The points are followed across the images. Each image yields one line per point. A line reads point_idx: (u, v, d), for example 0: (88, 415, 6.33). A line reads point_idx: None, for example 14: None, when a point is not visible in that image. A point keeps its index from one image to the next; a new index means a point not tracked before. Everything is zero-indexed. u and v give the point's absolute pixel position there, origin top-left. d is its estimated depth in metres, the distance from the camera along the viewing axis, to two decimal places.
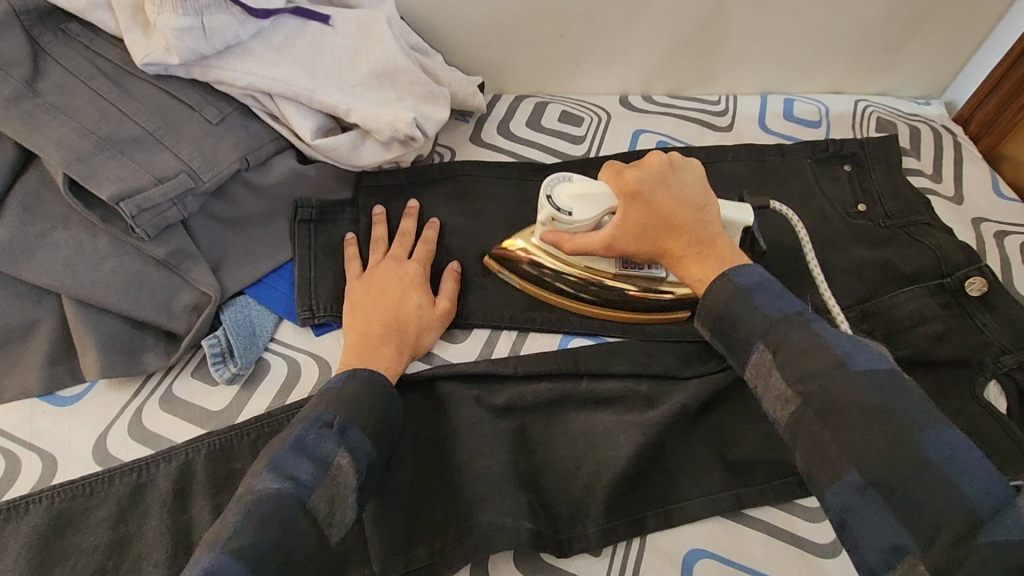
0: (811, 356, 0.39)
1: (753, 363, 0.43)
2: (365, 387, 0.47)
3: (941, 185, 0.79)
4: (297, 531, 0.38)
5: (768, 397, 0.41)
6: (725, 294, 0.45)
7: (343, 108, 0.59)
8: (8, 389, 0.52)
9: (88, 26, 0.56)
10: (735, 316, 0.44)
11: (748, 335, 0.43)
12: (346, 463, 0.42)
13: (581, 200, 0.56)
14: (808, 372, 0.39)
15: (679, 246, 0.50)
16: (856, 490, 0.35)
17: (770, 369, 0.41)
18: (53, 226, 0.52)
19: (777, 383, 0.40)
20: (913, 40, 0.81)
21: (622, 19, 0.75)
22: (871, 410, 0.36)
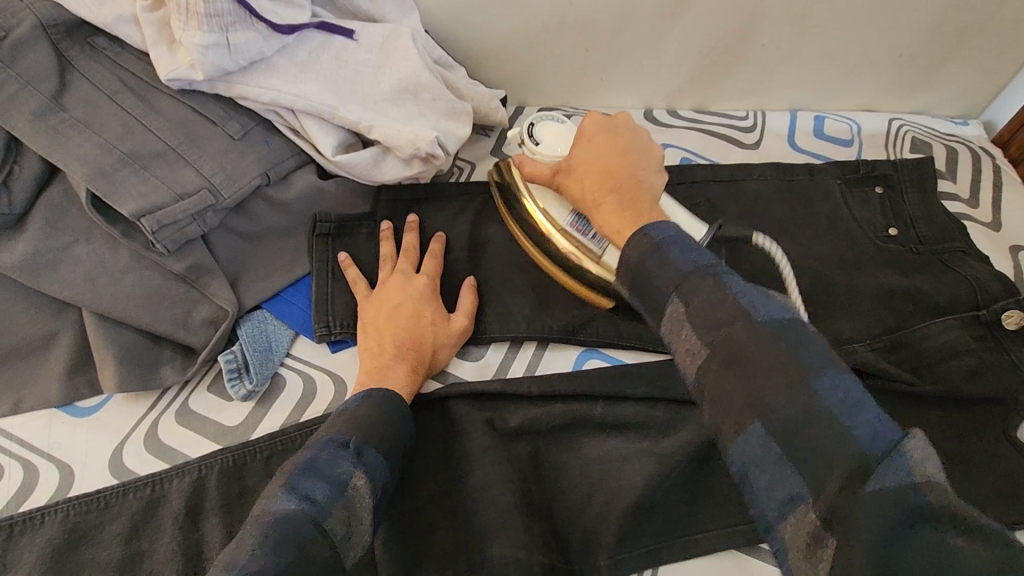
0: (731, 322, 0.35)
1: (668, 317, 0.39)
2: (380, 407, 0.46)
3: (978, 210, 0.76)
4: (316, 556, 0.36)
5: (677, 351, 0.38)
6: (642, 248, 0.41)
7: (365, 124, 0.59)
8: (28, 399, 0.53)
9: (114, 40, 0.56)
10: (647, 270, 0.40)
11: (661, 284, 0.39)
12: (362, 483, 0.41)
13: (555, 137, 0.58)
14: (717, 322, 0.36)
15: (603, 190, 0.48)
16: (759, 442, 0.33)
17: (681, 322, 0.38)
18: (75, 239, 0.52)
19: (691, 337, 0.37)
20: (954, 59, 0.78)
21: (650, 34, 0.73)
22: (773, 357, 0.33)
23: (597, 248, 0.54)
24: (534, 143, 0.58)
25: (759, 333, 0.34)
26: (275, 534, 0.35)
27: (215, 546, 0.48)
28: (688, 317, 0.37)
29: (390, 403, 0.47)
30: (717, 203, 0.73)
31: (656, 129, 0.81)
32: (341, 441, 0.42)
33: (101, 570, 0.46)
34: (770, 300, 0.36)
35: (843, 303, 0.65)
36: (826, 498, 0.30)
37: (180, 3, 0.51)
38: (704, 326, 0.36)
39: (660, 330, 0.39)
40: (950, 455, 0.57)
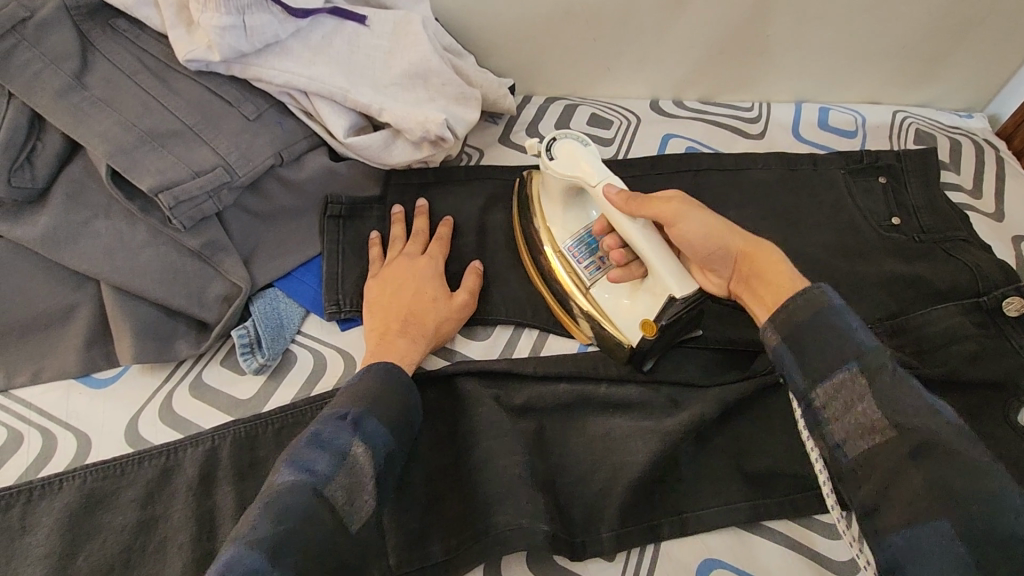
0: (921, 415, 0.38)
1: (834, 381, 0.41)
2: (382, 385, 0.47)
3: (980, 201, 0.77)
4: (317, 522, 0.37)
5: (845, 420, 0.40)
6: (812, 305, 0.43)
7: (376, 107, 0.60)
8: (48, 370, 0.54)
9: (134, 22, 0.58)
10: (819, 332, 0.42)
11: (834, 353, 0.41)
12: (364, 453, 0.43)
13: (572, 162, 0.56)
14: (899, 409, 0.38)
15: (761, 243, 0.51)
16: (944, 536, 0.35)
17: (860, 397, 0.40)
18: (95, 215, 0.54)
19: (866, 412, 0.40)
20: (958, 51, 0.79)
21: (657, 24, 0.74)
22: (966, 462, 0.36)
23: (587, 278, 0.58)
24: (548, 160, 0.57)
25: (938, 431, 0.37)
26: (276, 504, 0.37)
27: (228, 514, 0.49)
28: (867, 395, 0.40)
29: (393, 380, 0.48)
30: (722, 191, 0.74)
31: (662, 119, 0.82)
32: (341, 413, 0.43)
33: (117, 533, 0.48)
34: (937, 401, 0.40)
35: (846, 290, 0.66)
36: None
37: None
38: (884, 405, 0.39)
39: (819, 393, 0.42)
40: None
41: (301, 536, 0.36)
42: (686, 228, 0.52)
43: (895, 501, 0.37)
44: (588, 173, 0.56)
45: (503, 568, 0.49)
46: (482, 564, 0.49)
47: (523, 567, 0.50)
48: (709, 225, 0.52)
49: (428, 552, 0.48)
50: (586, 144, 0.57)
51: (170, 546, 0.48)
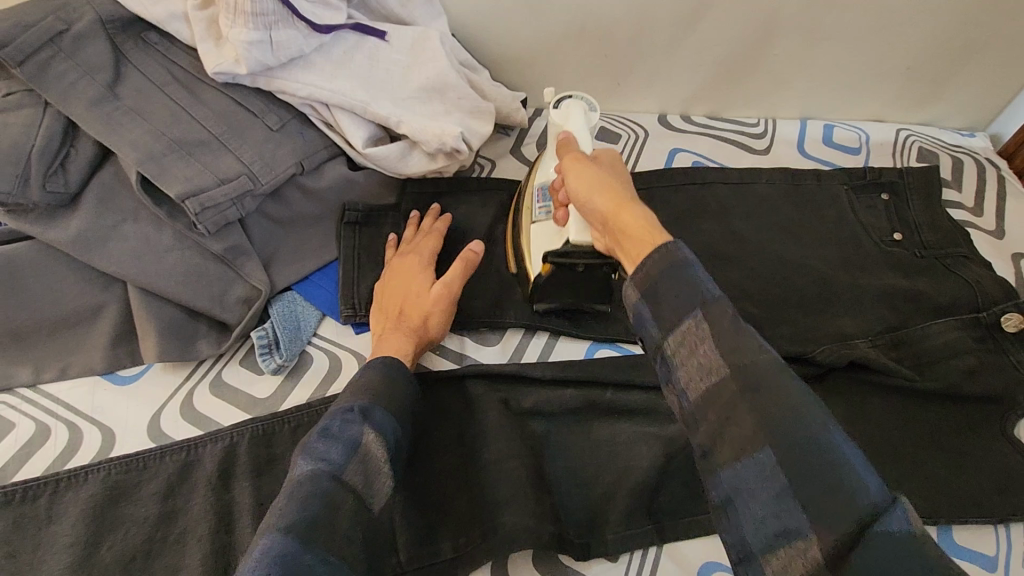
0: (753, 354, 0.35)
1: (681, 330, 0.38)
2: (385, 378, 0.49)
3: (982, 219, 0.78)
4: (339, 508, 0.40)
5: (688, 366, 0.37)
6: (665, 259, 0.39)
7: (394, 119, 0.63)
8: (74, 366, 0.56)
9: (165, 36, 0.60)
10: (667, 285, 0.39)
11: (682, 298, 0.38)
12: (375, 439, 0.44)
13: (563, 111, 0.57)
14: (741, 351, 0.35)
15: (638, 202, 0.46)
16: (764, 468, 0.32)
17: (700, 340, 0.37)
18: (124, 219, 0.56)
19: (708, 356, 0.36)
20: (961, 72, 0.80)
21: (667, 42, 0.77)
22: (784, 401, 0.33)
23: (535, 215, 0.58)
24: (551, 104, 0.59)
25: (769, 372, 0.34)
26: (298, 497, 0.39)
27: (245, 509, 0.51)
28: (709, 339, 0.37)
29: (395, 373, 0.50)
30: (726, 205, 0.76)
31: (669, 133, 0.84)
32: (347, 406, 0.45)
33: (140, 524, 0.50)
34: (777, 344, 0.37)
35: (846, 302, 0.67)
36: (836, 543, 0.29)
37: (229, 2, 0.55)
38: (724, 347, 0.36)
39: (669, 344, 0.38)
40: (949, 450, 0.59)
41: (323, 522, 0.38)
42: (570, 181, 0.50)
43: (728, 442, 0.34)
44: (569, 122, 0.57)
45: (510, 567, 0.51)
46: (489, 562, 0.51)
47: (529, 566, 0.51)
48: (586, 180, 0.49)
49: (437, 550, 0.50)
50: (592, 109, 0.58)
51: (190, 537, 0.49)
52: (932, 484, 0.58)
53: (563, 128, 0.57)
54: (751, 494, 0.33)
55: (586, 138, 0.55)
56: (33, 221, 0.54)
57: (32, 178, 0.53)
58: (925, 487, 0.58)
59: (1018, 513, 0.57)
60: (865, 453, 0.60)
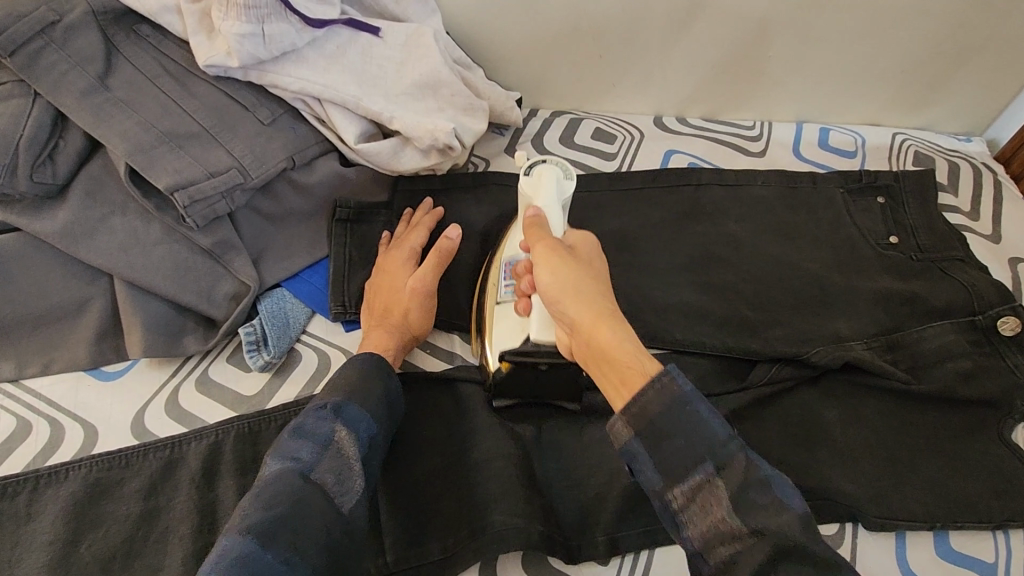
0: (769, 515, 0.36)
1: (692, 484, 0.39)
2: (362, 373, 0.49)
3: (978, 223, 0.78)
4: (306, 507, 0.40)
5: (699, 522, 0.38)
6: (662, 400, 0.40)
7: (386, 115, 0.62)
8: (58, 362, 0.55)
9: (157, 28, 0.60)
10: (673, 425, 0.40)
11: (690, 454, 0.39)
12: (347, 436, 0.44)
13: (531, 187, 0.53)
14: (756, 505, 0.37)
15: (617, 314, 0.45)
16: None
17: (715, 499, 0.38)
18: (112, 212, 0.55)
19: (722, 517, 0.37)
20: (957, 76, 0.80)
21: (663, 42, 0.76)
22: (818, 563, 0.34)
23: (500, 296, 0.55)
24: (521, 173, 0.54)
25: (792, 529, 0.36)
26: (264, 496, 0.40)
27: (229, 509, 0.50)
28: (723, 499, 0.38)
29: (376, 369, 0.49)
30: (721, 206, 0.75)
31: (665, 135, 0.83)
32: (320, 404, 0.45)
33: (121, 523, 0.49)
34: (780, 480, 0.39)
35: (841, 304, 0.67)
36: None
37: None
38: (740, 509, 0.37)
39: (676, 494, 0.40)
40: (946, 454, 0.59)
41: (287, 521, 0.39)
42: (543, 279, 0.47)
43: None
44: (540, 196, 0.52)
45: (499, 568, 0.50)
46: (478, 564, 0.50)
47: (518, 568, 0.50)
48: (560, 279, 0.46)
49: (425, 550, 0.49)
50: (565, 179, 0.53)
51: (172, 537, 0.48)
52: (928, 489, 0.57)
53: (532, 204, 0.53)
54: None
55: (555, 213, 0.51)
56: (20, 213, 0.54)
57: (19, 168, 0.52)
58: (921, 492, 0.57)
59: (1017, 519, 0.56)
60: (860, 457, 0.59)
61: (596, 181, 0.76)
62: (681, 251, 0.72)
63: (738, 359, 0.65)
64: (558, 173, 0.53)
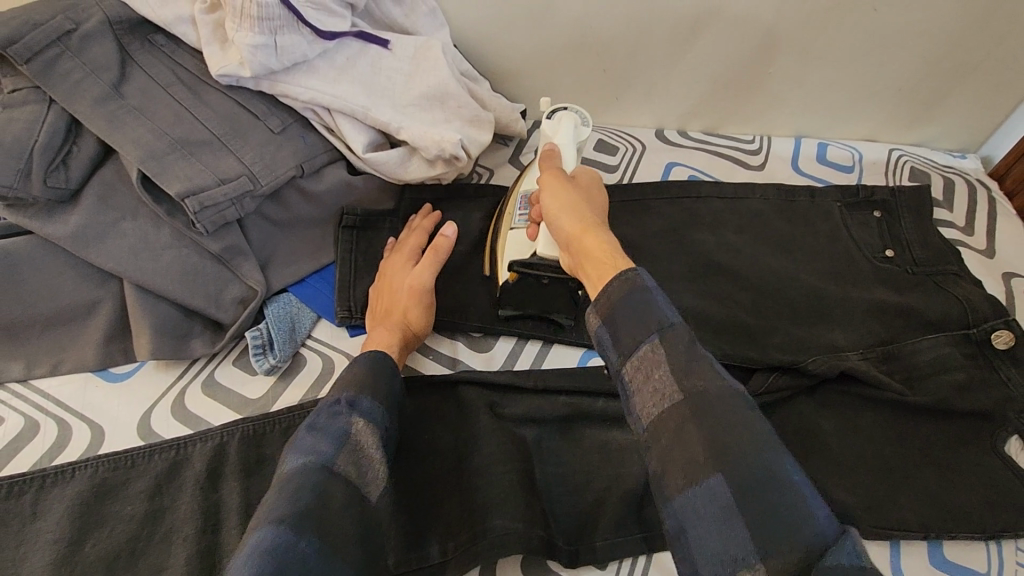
0: (707, 381, 0.37)
1: (638, 355, 0.40)
2: (373, 371, 0.50)
3: (972, 238, 0.79)
4: (331, 499, 0.41)
5: (643, 390, 0.39)
6: (626, 287, 0.42)
7: (394, 125, 0.64)
8: (67, 362, 0.56)
9: (172, 38, 0.61)
10: (626, 308, 0.41)
11: (641, 326, 0.40)
12: (363, 428, 0.46)
13: (552, 127, 0.61)
14: (697, 381, 0.38)
15: (604, 227, 0.49)
16: (713, 491, 0.34)
17: (655, 365, 0.39)
18: (123, 217, 0.56)
19: (664, 381, 0.38)
20: (954, 95, 0.81)
21: (664, 57, 0.78)
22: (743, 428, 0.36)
23: (515, 222, 0.59)
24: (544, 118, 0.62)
25: (719, 395, 0.37)
26: (290, 489, 0.40)
27: (234, 509, 0.50)
28: (664, 364, 0.39)
29: (386, 369, 0.51)
30: (720, 217, 0.77)
31: (665, 147, 0.85)
32: (333, 398, 0.46)
33: (125, 523, 0.49)
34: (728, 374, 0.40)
35: (837, 315, 0.68)
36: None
37: (236, 6, 0.56)
38: (677, 373, 0.38)
39: (627, 369, 0.40)
40: (940, 464, 0.59)
41: (316, 511, 0.40)
42: (544, 197, 0.52)
43: (679, 462, 0.36)
44: (556, 136, 0.60)
45: (498, 571, 0.51)
46: (478, 567, 0.50)
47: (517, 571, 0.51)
48: (558, 197, 0.51)
49: (425, 554, 0.50)
50: (582, 124, 0.60)
51: (176, 537, 0.49)
52: (922, 498, 0.58)
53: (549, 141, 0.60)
54: (698, 519, 0.34)
55: (569, 151, 0.58)
56: (31, 217, 0.54)
57: (33, 172, 0.53)
58: (915, 501, 0.58)
59: (1009, 530, 0.56)
60: (855, 465, 0.60)
61: None
62: (681, 261, 0.73)
63: (736, 368, 0.66)
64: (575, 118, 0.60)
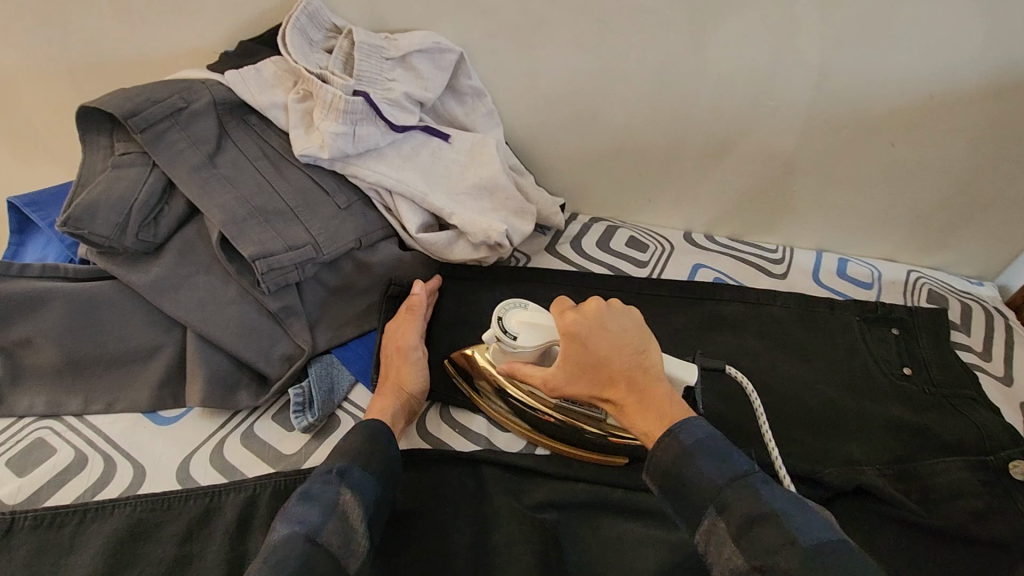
0: (771, 551, 0.41)
1: (704, 528, 0.46)
2: (369, 437, 0.53)
3: (990, 363, 0.81)
4: (314, 566, 0.42)
5: (720, 566, 0.44)
6: (673, 452, 0.48)
7: (448, 211, 0.70)
8: (121, 402, 0.61)
9: (263, 119, 0.69)
10: (683, 475, 0.47)
11: (696, 498, 0.46)
12: (351, 500, 0.48)
13: (535, 331, 0.58)
14: (761, 545, 0.42)
15: (627, 390, 0.52)
16: None
17: (724, 539, 0.44)
18: (197, 271, 0.62)
19: (731, 557, 0.43)
20: (969, 228, 0.86)
21: (695, 169, 0.85)
22: None
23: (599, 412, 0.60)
24: (514, 343, 0.57)
25: (787, 564, 0.40)
26: (275, 557, 0.42)
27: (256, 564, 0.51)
28: (727, 537, 0.44)
29: (381, 434, 0.54)
30: (741, 320, 0.81)
31: (692, 249, 0.91)
32: (326, 468, 0.49)
33: (155, 566, 0.51)
34: (798, 509, 0.44)
35: (851, 428, 0.70)
36: None
37: (326, 100, 0.64)
38: (744, 550, 0.43)
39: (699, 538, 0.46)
40: None
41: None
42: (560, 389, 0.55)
43: None
44: (550, 332, 0.57)
45: None
46: None
47: None
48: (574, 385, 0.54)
49: None
50: (523, 308, 0.60)
51: None
52: None
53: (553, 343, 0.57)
54: None
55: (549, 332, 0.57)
56: (119, 264, 0.60)
57: (129, 227, 0.59)
58: None
59: None
60: None
61: (626, 284, 0.83)
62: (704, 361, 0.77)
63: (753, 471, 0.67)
64: (515, 308, 0.60)
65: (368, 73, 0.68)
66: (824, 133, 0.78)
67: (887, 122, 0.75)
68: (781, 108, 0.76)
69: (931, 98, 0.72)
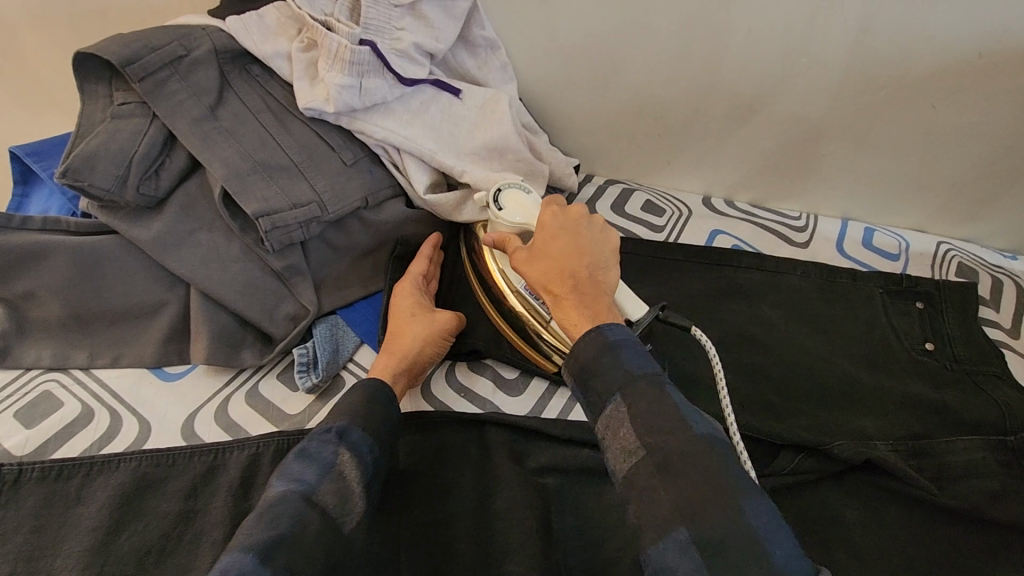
0: (668, 433, 0.40)
1: (606, 414, 0.44)
2: (369, 399, 0.52)
3: (1017, 341, 0.77)
4: (310, 525, 0.42)
5: (613, 447, 0.43)
6: (596, 345, 0.46)
7: (457, 169, 0.67)
8: (127, 356, 0.61)
9: (267, 70, 0.66)
10: (598, 366, 0.45)
11: (609, 386, 0.44)
12: (350, 459, 0.47)
13: (525, 212, 0.60)
14: (656, 428, 0.41)
15: (567, 281, 0.50)
16: (679, 546, 0.36)
17: (622, 421, 0.43)
18: (200, 228, 0.60)
19: (626, 437, 0.42)
20: (1008, 197, 0.80)
21: (717, 131, 0.81)
22: (716, 483, 0.38)
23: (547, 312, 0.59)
24: (497, 210, 0.60)
25: (684, 446, 0.40)
26: (268, 513, 0.42)
27: None
28: (626, 420, 0.43)
29: (384, 395, 0.53)
30: (759, 289, 0.78)
31: (710, 215, 0.87)
32: (325, 428, 0.48)
33: (160, 520, 0.51)
34: (699, 415, 0.42)
35: (867, 403, 0.67)
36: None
37: (331, 50, 0.61)
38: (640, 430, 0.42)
39: (601, 426, 0.44)
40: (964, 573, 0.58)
41: (292, 538, 0.40)
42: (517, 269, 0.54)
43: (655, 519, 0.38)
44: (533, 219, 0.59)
45: None
46: None
47: None
48: (528, 259, 0.53)
49: None
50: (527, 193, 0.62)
51: (203, 540, 0.50)
52: None
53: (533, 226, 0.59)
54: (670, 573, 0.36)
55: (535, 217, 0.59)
56: (121, 218, 0.59)
57: (129, 180, 0.57)
58: None
59: None
60: (870, 557, 0.59)
61: (640, 249, 0.80)
62: (717, 327, 0.74)
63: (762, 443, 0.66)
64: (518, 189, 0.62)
65: (375, 20, 0.64)
66: (857, 93, 0.73)
67: (925, 82, 0.70)
68: (814, 65, 0.71)
69: (978, 56, 0.67)
